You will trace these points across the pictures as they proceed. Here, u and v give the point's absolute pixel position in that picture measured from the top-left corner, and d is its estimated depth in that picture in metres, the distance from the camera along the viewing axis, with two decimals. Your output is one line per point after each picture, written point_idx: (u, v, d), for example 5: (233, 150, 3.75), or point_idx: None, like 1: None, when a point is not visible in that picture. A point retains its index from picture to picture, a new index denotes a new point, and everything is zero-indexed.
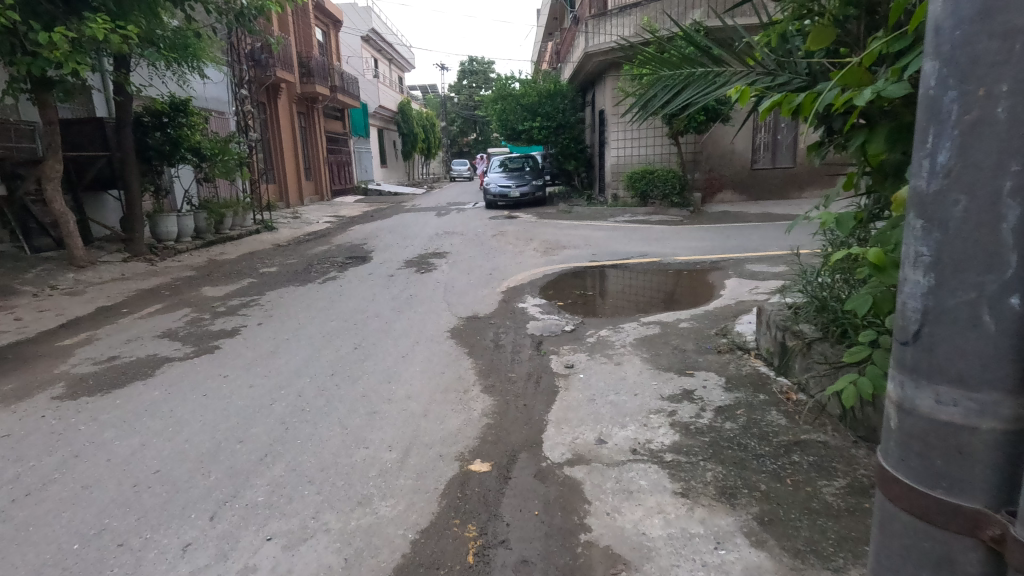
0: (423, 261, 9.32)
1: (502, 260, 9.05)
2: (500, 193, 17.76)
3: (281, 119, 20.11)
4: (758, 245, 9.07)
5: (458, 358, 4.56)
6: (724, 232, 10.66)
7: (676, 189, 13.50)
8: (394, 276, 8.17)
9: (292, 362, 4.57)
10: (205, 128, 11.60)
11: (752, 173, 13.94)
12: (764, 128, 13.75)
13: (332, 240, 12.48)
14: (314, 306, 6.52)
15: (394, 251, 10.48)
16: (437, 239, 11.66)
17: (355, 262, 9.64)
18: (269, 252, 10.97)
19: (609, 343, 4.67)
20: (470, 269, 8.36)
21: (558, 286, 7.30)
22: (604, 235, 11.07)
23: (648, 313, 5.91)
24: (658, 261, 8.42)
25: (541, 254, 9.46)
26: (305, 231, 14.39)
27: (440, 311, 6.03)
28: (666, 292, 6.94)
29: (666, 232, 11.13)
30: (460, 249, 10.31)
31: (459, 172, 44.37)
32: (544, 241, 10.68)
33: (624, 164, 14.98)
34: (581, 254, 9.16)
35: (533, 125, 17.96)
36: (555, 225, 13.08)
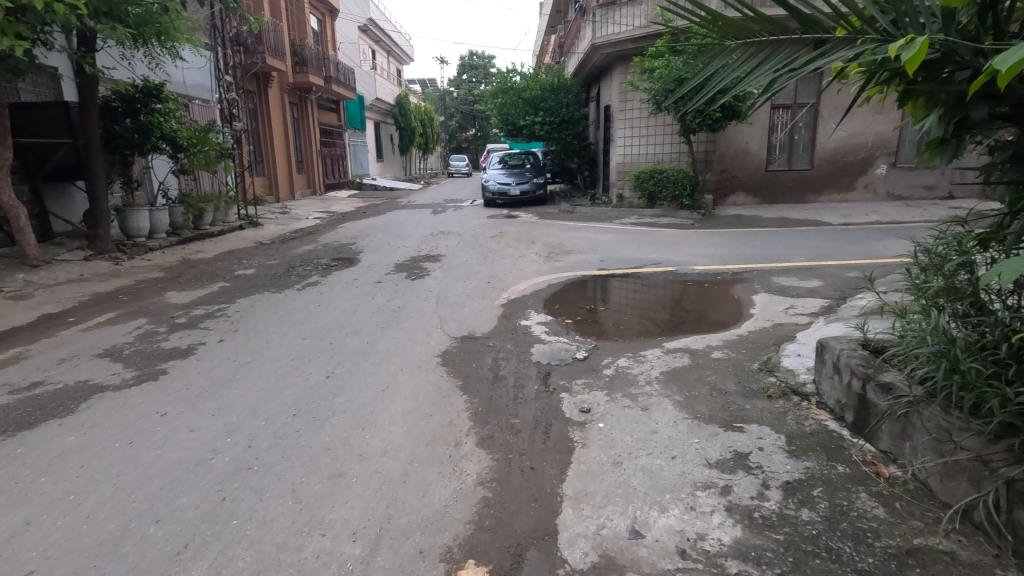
0: (416, 265, 8.52)
1: (502, 265, 8.28)
2: (500, 191, 16.96)
3: (274, 109, 19.25)
4: (781, 254, 8.29)
5: (451, 394, 3.78)
6: (741, 239, 9.88)
7: (686, 190, 12.74)
8: (382, 283, 7.38)
9: (248, 396, 3.77)
10: (183, 115, 10.79)
11: (766, 175, 13.17)
12: (780, 127, 12.96)
13: (319, 238, 11.67)
14: (288, 318, 5.72)
15: (385, 252, 9.68)
16: (431, 241, 10.82)
17: (341, 264, 8.84)
18: (250, 251, 10.16)
19: (631, 378, 3.89)
20: (466, 276, 7.57)
21: (565, 298, 6.53)
22: (611, 239, 10.29)
23: (671, 333, 5.14)
24: (674, 270, 7.63)
25: (544, 259, 8.68)
26: (293, 228, 13.56)
27: (431, 329, 5.23)
28: (686, 307, 6.16)
29: (677, 237, 10.37)
30: (456, 252, 9.51)
31: (457, 168, 43.46)
32: (547, 244, 9.90)
33: (631, 163, 14.20)
34: (588, 261, 8.38)
35: (534, 119, 17.16)
36: (558, 227, 12.29)
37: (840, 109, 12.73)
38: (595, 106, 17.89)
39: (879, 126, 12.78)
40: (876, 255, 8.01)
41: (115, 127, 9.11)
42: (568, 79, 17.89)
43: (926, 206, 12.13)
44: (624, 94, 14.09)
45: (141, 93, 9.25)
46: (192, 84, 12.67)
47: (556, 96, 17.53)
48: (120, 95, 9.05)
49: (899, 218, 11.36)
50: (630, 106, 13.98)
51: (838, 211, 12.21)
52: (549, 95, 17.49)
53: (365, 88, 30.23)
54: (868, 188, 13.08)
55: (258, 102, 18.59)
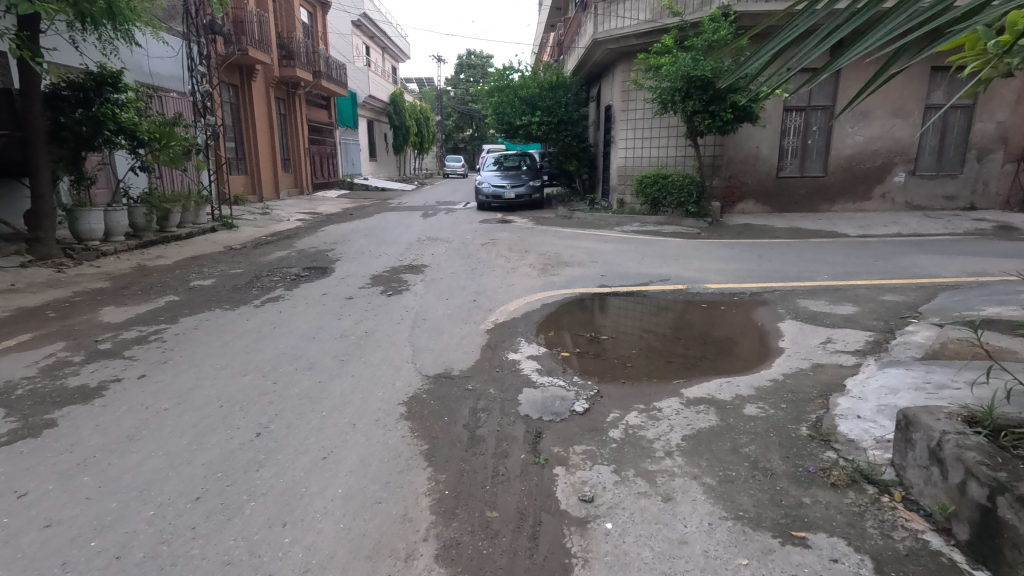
0: (395, 278, 7.65)
1: (490, 279, 7.40)
2: (494, 194, 16.10)
3: (257, 105, 18.35)
4: (801, 272, 7.46)
5: (411, 466, 2.90)
6: (754, 252, 9.05)
7: (692, 197, 11.89)
8: (353, 298, 6.51)
9: (145, 467, 2.87)
10: (145, 107, 9.89)
11: (777, 182, 12.34)
12: (793, 130, 12.13)
13: (296, 243, 10.79)
14: (233, 345, 4.82)
15: (364, 262, 8.80)
16: (417, 248, 9.95)
17: (313, 275, 7.96)
18: (216, 257, 9.27)
19: (645, 445, 3.02)
20: (449, 292, 6.69)
21: (561, 321, 5.63)
22: (613, 250, 9.44)
23: (689, 372, 4.24)
24: (684, 289, 6.76)
25: (539, 271, 7.82)
26: (271, 231, 12.67)
27: (400, 364, 4.34)
28: (703, 333, 5.28)
29: (684, 248, 9.55)
30: (442, 262, 8.64)
31: (453, 168, 42.62)
32: (542, 254, 9.03)
33: (633, 166, 13.38)
34: (587, 275, 7.51)
35: (531, 119, 16.34)
36: (554, 234, 11.44)
37: (857, 112, 11.90)
38: (595, 106, 17.05)
39: (898, 131, 11.96)
40: (908, 273, 7.19)
41: (61, 119, 8.20)
42: (567, 77, 17.04)
43: (949, 218, 11.34)
44: (626, 93, 13.26)
45: (94, 81, 8.38)
46: (159, 74, 11.76)
47: (555, 95, 16.69)
48: (71, 83, 8.19)
49: (922, 230, 10.56)
50: (632, 106, 13.17)
51: (855, 221, 11.40)
52: (547, 94, 16.65)
53: (359, 85, 29.33)
54: (885, 198, 12.29)
55: (241, 98, 17.67)
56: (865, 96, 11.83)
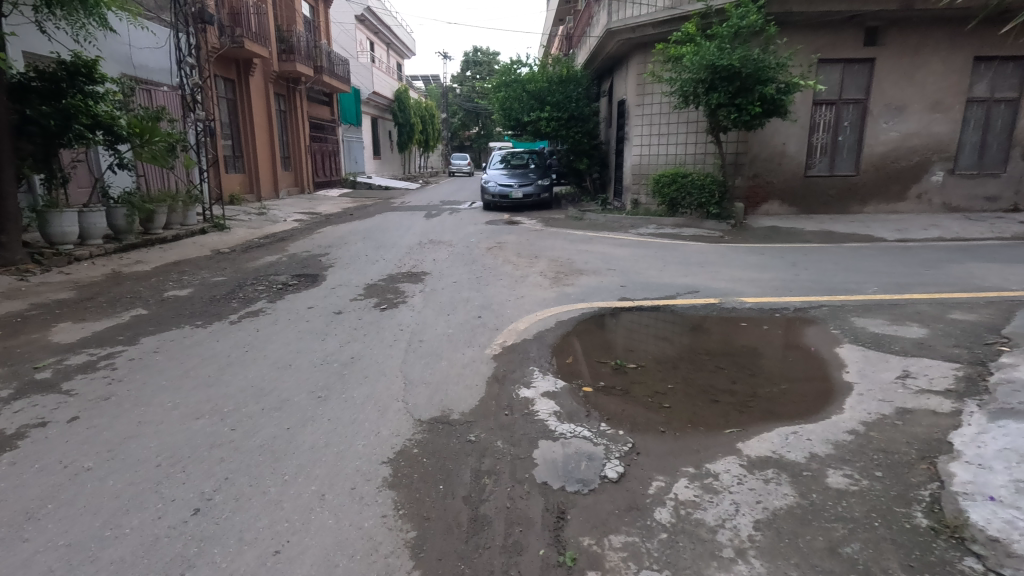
0: (391, 287, 6.90)
1: (497, 289, 6.64)
2: (500, 193, 15.33)
3: (255, 101, 17.67)
4: (844, 283, 6.65)
5: (392, 569, 2.15)
6: (786, 259, 8.24)
7: (713, 198, 11.09)
8: (343, 313, 5.77)
9: (31, 570, 2.14)
10: (124, 99, 9.20)
11: (804, 181, 11.50)
12: (823, 126, 11.30)
13: (288, 246, 10.07)
14: (194, 375, 4.07)
15: (359, 268, 8.07)
16: (417, 253, 9.21)
17: (302, 284, 7.23)
18: (200, 261, 8.56)
19: (707, 539, 2.27)
20: (450, 306, 5.92)
21: (579, 342, 4.83)
22: (630, 256, 8.66)
23: (742, 416, 3.43)
24: (717, 303, 5.95)
25: (550, 281, 7.04)
26: (264, 233, 11.94)
27: (389, 404, 3.58)
28: (747, 359, 4.46)
29: (708, 254, 8.74)
30: (444, 269, 7.89)
31: (459, 167, 41.98)
32: (553, 260, 8.26)
33: (648, 165, 12.58)
34: (605, 286, 6.72)
35: (540, 115, 15.56)
36: (565, 237, 10.67)
37: (892, 106, 11.03)
38: (607, 102, 16.25)
39: (937, 126, 11.07)
40: (968, 285, 6.36)
41: (27, 111, 7.47)
42: (578, 71, 16.22)
43: (993, 221, 10.45)
44: (641, 87, 12.46)
45: (66, 70, 7.71)
46: (141, 65, 11.12)
47: (565, 89, 15.91)
48: (40, 73, 7.52)
49: (966, 234, 9.69)
50: (649, 100, 12.37)
51: (890, 224, 10.55)
52: (557, 89, 15.87)
53: (362, 80, 28.62)
54: (921, 199, 11.40)
55: (238, 93, 16.98)
56: (901, 88, 10.95)
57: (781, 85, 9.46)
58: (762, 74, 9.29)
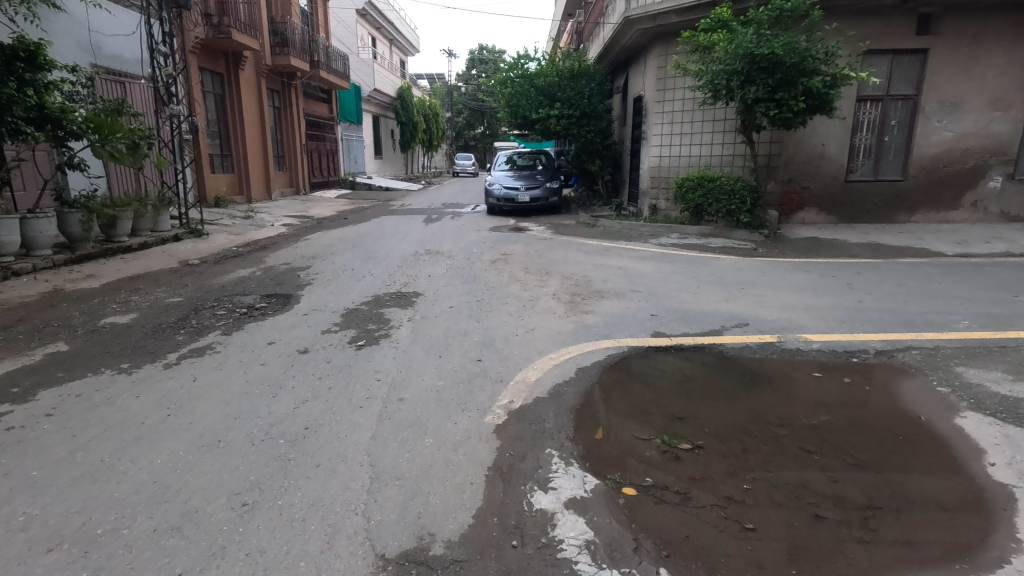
0: (374, 313, 5.76)
1: (501, 318, 5.49)
2: (506, 197, 14.21)
3: (245, 97, 16.61)
4: (923, 315, 5.47)
5: None
6: (837, 278, 7.08)
7: (744, 205, 9.92)
8: (311, 350, 4.64)
9: None
10: (79, 91, 8.15)
11: (845, 187, 10.30)
12: (867, 125, 10.11)
13: (268, 257, 8.98)
14: (83, 457, 2.96)
15: (341, 287, 6.96)
16: (411, 267, 8.09)
17: (271, 307, 6.11)
18: (162, 276, 7.48)
19: None
20: (442, 344, 4.76)
21: (610, 403, 3.67)
22: (655, 273, 7.51)
23: (868, 557, 2.30)
24: (775, 342, 4.76)
25: (565, 307, 5.89)
26: (245, 240, 10.86)
27: (342, 522, 2.45)
28: (839, 436, 3.30)
29: (744, 271, 7.59)
30: (440, 289, 6.76)
31: (463, 167, 40.89)
32: (566, 279, 7.12)
33: (669, 167, 11.42)
34: (632, 315, 5.56)
35: (549, 112, 14.48)
36: (578, 248, 9.54)
37: (947, 103, 9.81)
38: (621, 99, 15.08)
39: (996, 126, 9.85)
40: None
41: None
42: (590, 65, 15.07)
43: None
44: (662, 81, 11.30)
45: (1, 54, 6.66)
46: (100, 49, 9.97)
47: (576, 85, 14.76)
48: None
49: None
50: (670, 96, 11.22)
51: (946, 236, 9.34)
52: (568, 84, 14.76)
53: (362, 77, 27.56)
54: (976, 207, 10.15)
55: (225, 88, 15.91)
56: (957, 83, 9.72)
57: (827, 78, 8.21)
58: (806, 64, 8.05)
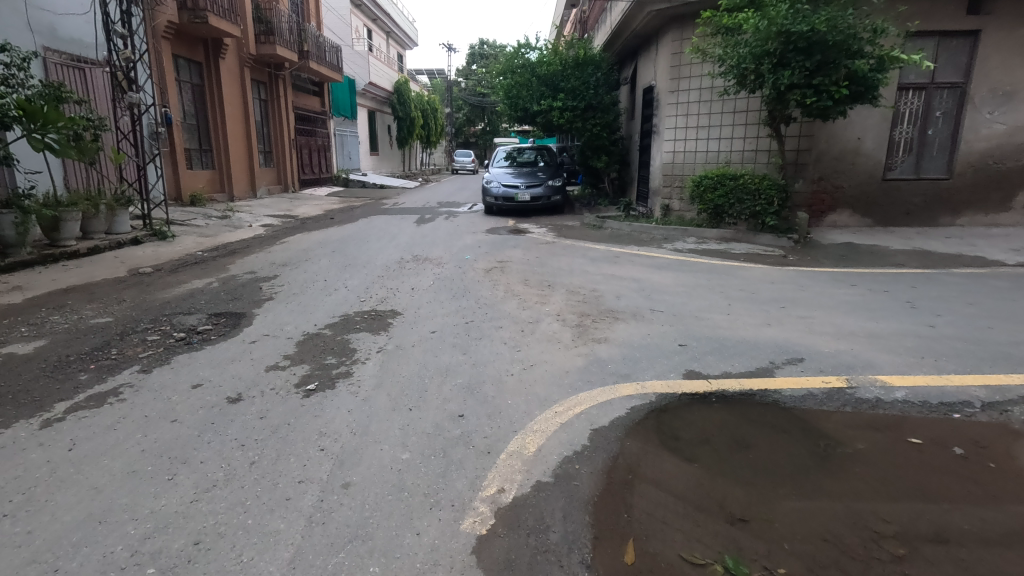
0: (338, 341, 4.70)
1: (492, 350, 4.41)
2: (504, 196, 13.14)
3: (227, 88, 15.55)
4: (1018, 346, 4.39)
5: None
6: (891, 295, 6.00)
7: (771, 205, 8.83)
8: (244, 398, 3.58)
9: None
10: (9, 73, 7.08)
11: (883, 186, 9.21)
12: (908, 117, 9.02)
13: (234, 264, 7.96)
14: None
15: (307, 303, 5.90)
16: (393, 277, 7.02)
17: (216, 331, 5.05)
18: (101, 287, 6.43)
19: None
20: (414, 389, 3.68)
21: (641, 492, 2.62)
22: (676, 286, 6.44)
23: None
24: (845, 387, 3.69)
25: (571, 332, 4.82)
26: (215, 243, 9.81)
27: None
28: (984, 556, 2.25)
29: (779, 284, 6.53)
30: (422, 307, 5.69)
31: (463, 164, 39.88)
32: (572, 294, 6.05)
33: (683, 164, 10.36)
34: (656, 346, 4.47)
35: (552, 104, 13.46)
36: (584, 255, 8.48)
37: (999, 92, 8.73)
38: (629, 91, 13.98)
39: None
40: None
41: None
42: (596, 53, 13.99)
43: None
44: (677, 68, 10.22)
45: None
46: (47, 29, 8.90)
47: (581, 74, 13.67)
48: None
49: None
50: (685, 84, 10.14)
51: (1000, 242, 8.26)
52: (572, 74, 13.68)
53: (357, 70, 26.51)
54: None
55: (205, 78, 14.87)
56: (1011, 69, 8.64)
57: (872, 60, 7.15)
58: (850, 44, 6.96)
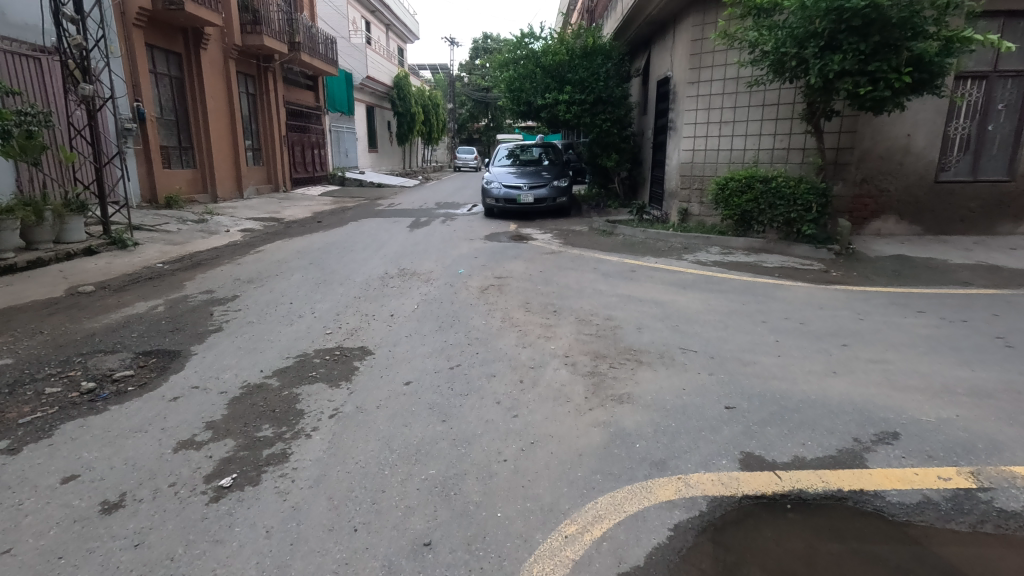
0: (285, 397, 3.66)
1: (480, 415, 3.35)
2: (506, 197, 12.06)
3: (209, 82, 14.52)
4: None
5: None
6: (972, 327, 4.91)
7: (810, 211, 7.72)
8: (127, 503, 2.54)
9: None
10: None
11: (934, 189, 8.09)
12: (965, 110, 7.89)
13: (193, 280, 6.94)
14: None
15: (261, 335, 4.87)
16: (371, 298, 5.97)
17: (137, 379, 4.02)
18: (22, 314, 5.42)
19: None
20: (366, 490, 2.64)
21: None
22: (707, 313, 5.37)
23: None
24: (974, 488, 2.62)
25: (584, 385, 3.76)
26: (181, 252, 8.80)
27: None
28: None
29: (830, 311, 5.44)
30: (399, 343, 4.64)
31: (465, 161, 38.86)
32: (583, 325, 4.98)
33: (704, 163, 9.27)
34: (696, 409, 3.40)
35: (558, 97, 12.39)
36: (595, 268, 7.41)
37: None
38: (641, 83, 12.87)
39: None
40: None
41: None
42: (606, 42, 12.83)
43: None
44: (698, 57, 9.14)
45: None
46: None
47: (590, 64, 12.54)
48: None
49: None
50: (708, 74, 9.04)
51: None
52: (580, 64, 12.56)
53: (354, 64, 25.50)
54: None
55: (185, 70, 13.85)
56: None
57: (939, 42, 6.04)
58: (913, 23, 5.86)
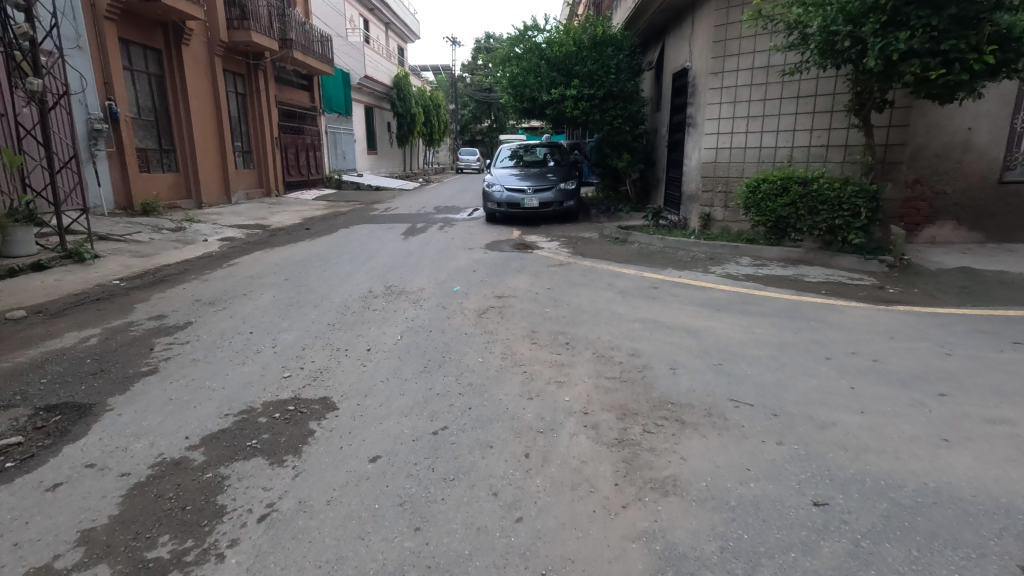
0: (205, 483, 2.69)
1: (468, 520, 2.37)
2: (508, 201, 11.09)
3: (192, 80, 13.62)
4: None
5: None
6: None
7: (858, 217, 6.70)
8: None
9: None
10: None
11: (998, 190, 7.01)
12: None
13: (147, 301, 6.01)
14: None
15: (203, 380, 3.90)
16: (346, 326, 5.01)
17: (20, 449, 3.05)
18: None
19: None
20: None
21: None
22: (754, 346, 4.38)
23: None
24: None
25: (611, 463, 2.78)
26: (146, 265, 7.89)
27: None
28: None
29: (906, 342, 4.43)
30: (371, 392, 3.67)
31: (467, 163, 37.98)
32: (602, 365, 3.99)
33: (730, 163, 8.26)
34: (773, 509, 2.41)
35: (564, 92, 11.40)
36: (610, 284, 6.43)
37: None
38: (655, 77, 11.87)
39: None
40: None
41: None
42: (617, 32, 11.80)
43: None
44: (722, 44, 8.15)
45: None
46: None
47: (600, 56, 11.50)
48: None
49: None
50: (734, 63, 8.04)
51: None
52: (588, 56, 11.54)
53: (351, 63, 24.60)
54: None
55: (165, 67, 12.94)
56: None
57: None
58: None
